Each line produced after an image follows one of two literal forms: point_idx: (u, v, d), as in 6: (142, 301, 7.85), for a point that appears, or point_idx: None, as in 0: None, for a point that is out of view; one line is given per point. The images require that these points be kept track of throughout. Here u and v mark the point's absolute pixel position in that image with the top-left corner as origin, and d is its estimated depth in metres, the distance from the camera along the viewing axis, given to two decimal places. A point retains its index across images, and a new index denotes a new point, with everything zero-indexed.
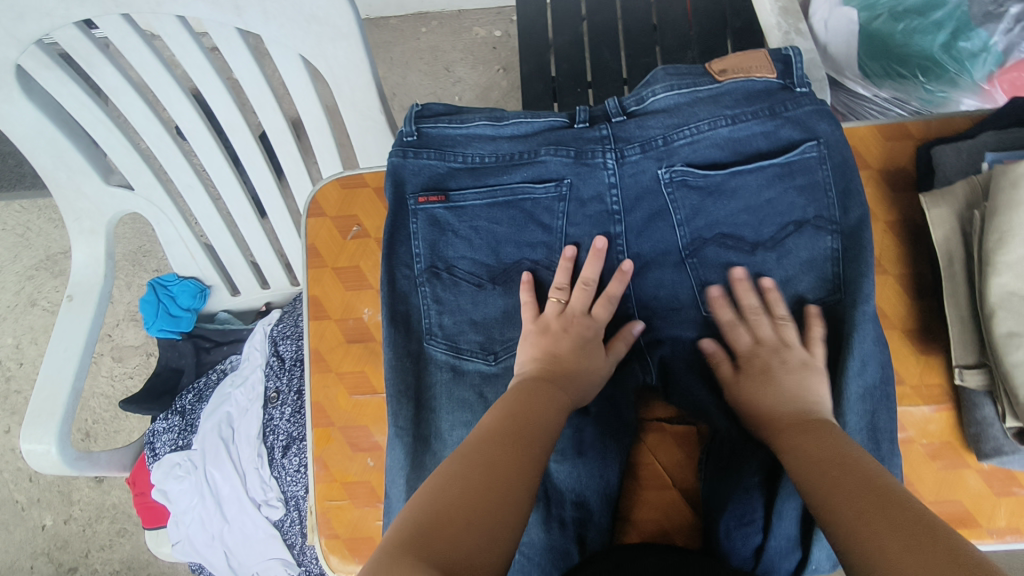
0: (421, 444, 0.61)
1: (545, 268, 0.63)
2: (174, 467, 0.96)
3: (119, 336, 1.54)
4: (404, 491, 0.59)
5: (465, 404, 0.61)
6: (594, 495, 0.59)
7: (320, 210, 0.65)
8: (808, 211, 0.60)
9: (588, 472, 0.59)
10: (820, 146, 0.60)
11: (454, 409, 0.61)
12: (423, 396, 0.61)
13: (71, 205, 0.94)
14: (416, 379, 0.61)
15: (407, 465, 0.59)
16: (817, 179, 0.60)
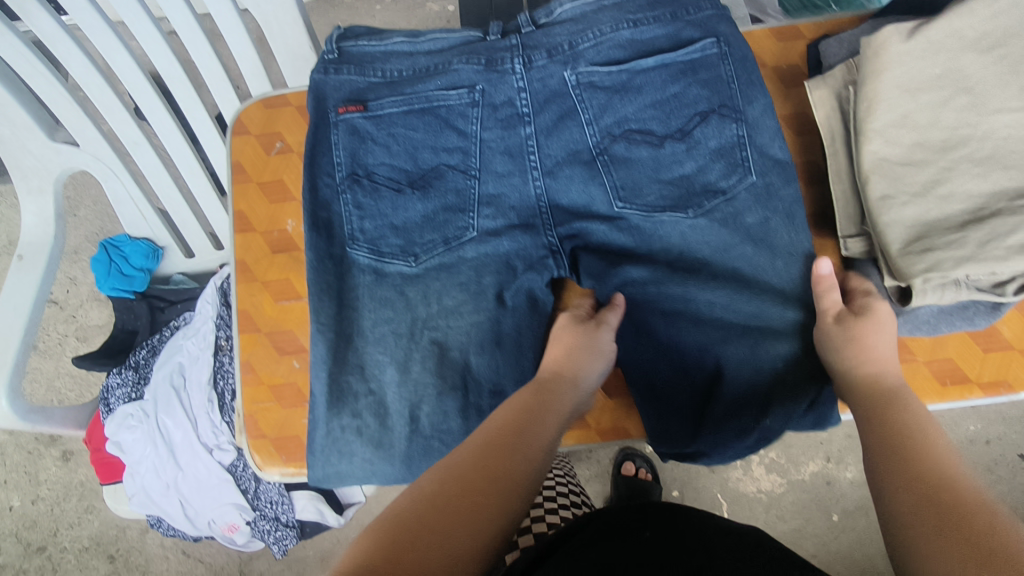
0: (343, 340, 0.64)
1: (461, 172, 0.65)
2: (127, 417, 0.98)
3: (83, 317, 1.54)
4: (326, 385, 0.62)
5: (387, 303, 0.64)
6: (510, 382, 0.64)
7: (244, 129, 0.67)
8: (713, 101, 0.62)
9: (506, 361, 0.65)
10: (720, 43, 0.63)
11: (375, 308, 0.64)
12: (345, 296, 0.64)
13: (18, 163, 0.95)
14: (337, 279, 0.64)
15: (328, 359, 0.62)
16: (719, 73, 0.63)
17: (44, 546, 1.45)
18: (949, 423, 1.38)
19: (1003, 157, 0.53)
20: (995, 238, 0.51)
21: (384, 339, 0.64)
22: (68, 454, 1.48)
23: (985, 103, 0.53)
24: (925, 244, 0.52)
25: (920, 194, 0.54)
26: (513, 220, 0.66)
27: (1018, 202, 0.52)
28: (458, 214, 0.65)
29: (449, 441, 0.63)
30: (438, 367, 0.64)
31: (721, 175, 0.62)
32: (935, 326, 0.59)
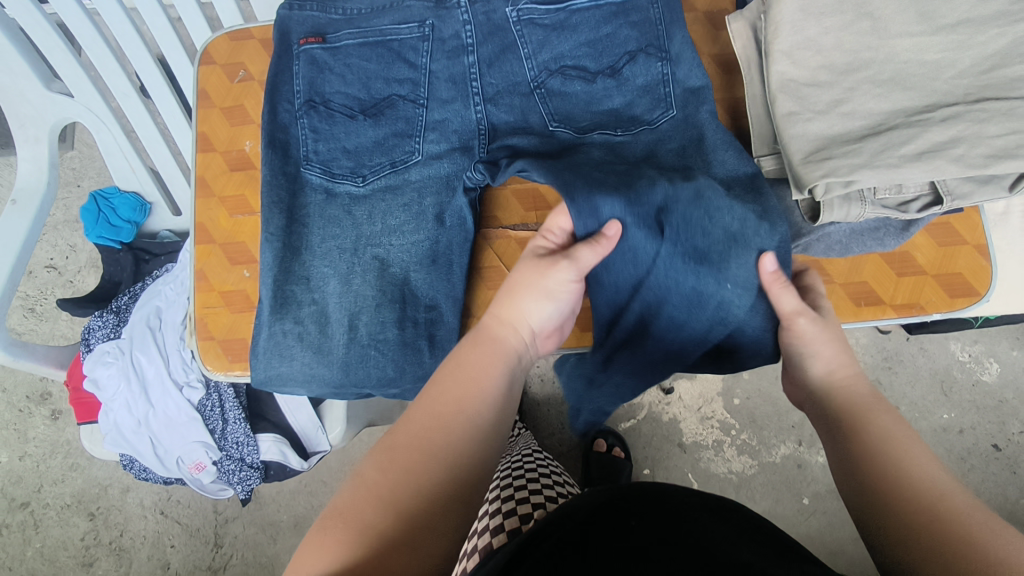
0: (291, 254, 0.65)
1: (409, 101, 0.69)
2: (103, 354, 1.02)
3: (80, 282, 1.60)
4: (271, 291, 0.64)
5: (336, 221, 0.67)
6: (443, 298, 0.66)
7: (210, 60, 0.72)
8: (639, 41, 0.66)
9: (440, 279, 0.67)
10: None
11: (325, 226, 0.66)
12: (296, 212, 0.66)
13: (15, 111, 1.02)
14: (290, 197, 0.66)
15: (273, 268, 0.64)
16: (647, 16, 0.67)
17: (27, 502, 1.48)
18: (922, 409, 1.38)
19: (903, 79, 0.57)
20: (890, 147, 0.54)
21: (330, 253, 0.66)
22: (57, 413, 1.53)
23: (885, 28, 0.57)
24: (824, 154, 0.56)
25: (824, 111, 0.57)
26: (456, 143, 0.68)
27: (915, 117, 0.55)
28: (406, 139, 0.68)
29: (385, 348, 0.65)
30: (378, 281, 0.66)
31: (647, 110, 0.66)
32: (847, 247, 0.61)
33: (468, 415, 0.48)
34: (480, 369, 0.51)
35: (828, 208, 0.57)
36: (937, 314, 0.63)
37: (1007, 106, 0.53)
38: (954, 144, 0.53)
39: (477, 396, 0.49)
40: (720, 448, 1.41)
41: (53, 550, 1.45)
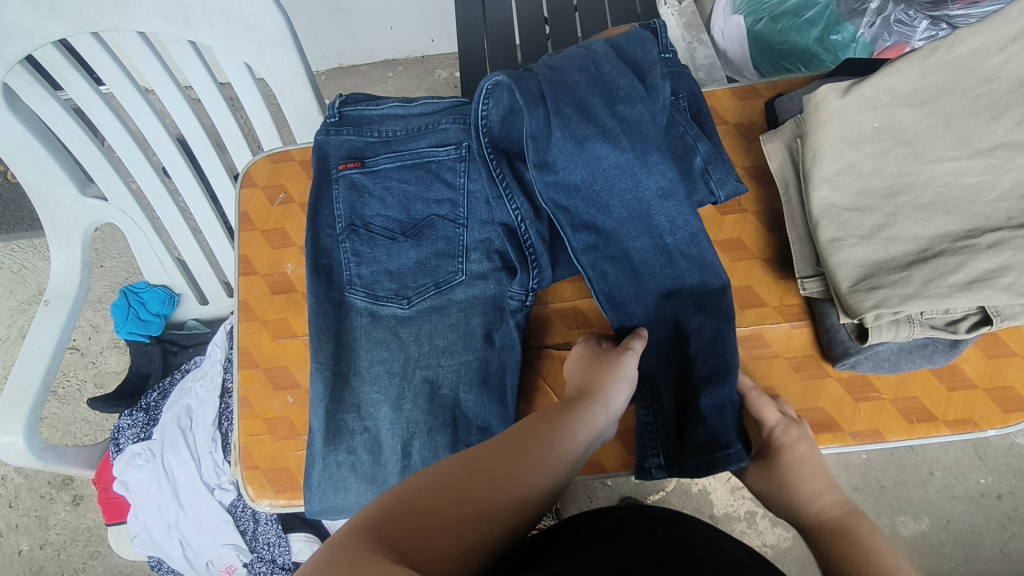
0: (341, 380, 0.66)
1: (450, 222, 0.69)
2: (134, 456, 1.01)
3: (102, 362, 1.60)
4: (324, 421, 0.64)
5: (383, 344, 0.67)
6: (496, 420, 0.64)
7: (252, 182, 0.74)
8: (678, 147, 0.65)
9: (489, 400, 0.65)
10: (682, 100, 0.67)
11: (372, 349, 0.67)
12: (343, 337, 0.67)
13: (50, 216, 1.04)
14: (336, 323, 0.67)
15: (325, 397, 0.64)
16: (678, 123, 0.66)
17: None
18: (957, 474, 1.35)
19: (944, 203, 0.57)
20: (938, 277, 0.54)
21: (379, 378, 0.66)
22: (79, 499, 1.51)
23: (923, 153, 0.58)
24: (872, 283, 0.56)
25: (868, 237, 0.57)
26: (498, 263, 0.68)
27: (960, 244, 0.55)
28: (448, 260, 0.68)
29: None
30: (428, 406, 0.65)
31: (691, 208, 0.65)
32: (896, 364, 0.61)
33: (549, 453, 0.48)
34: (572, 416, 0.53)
35: (877, 333, 0.57)
36: (992, 430, 0.61)
37: None
38: (1003, 273, 0.53)
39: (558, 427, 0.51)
40: (753, 520, 1.37)
41: None
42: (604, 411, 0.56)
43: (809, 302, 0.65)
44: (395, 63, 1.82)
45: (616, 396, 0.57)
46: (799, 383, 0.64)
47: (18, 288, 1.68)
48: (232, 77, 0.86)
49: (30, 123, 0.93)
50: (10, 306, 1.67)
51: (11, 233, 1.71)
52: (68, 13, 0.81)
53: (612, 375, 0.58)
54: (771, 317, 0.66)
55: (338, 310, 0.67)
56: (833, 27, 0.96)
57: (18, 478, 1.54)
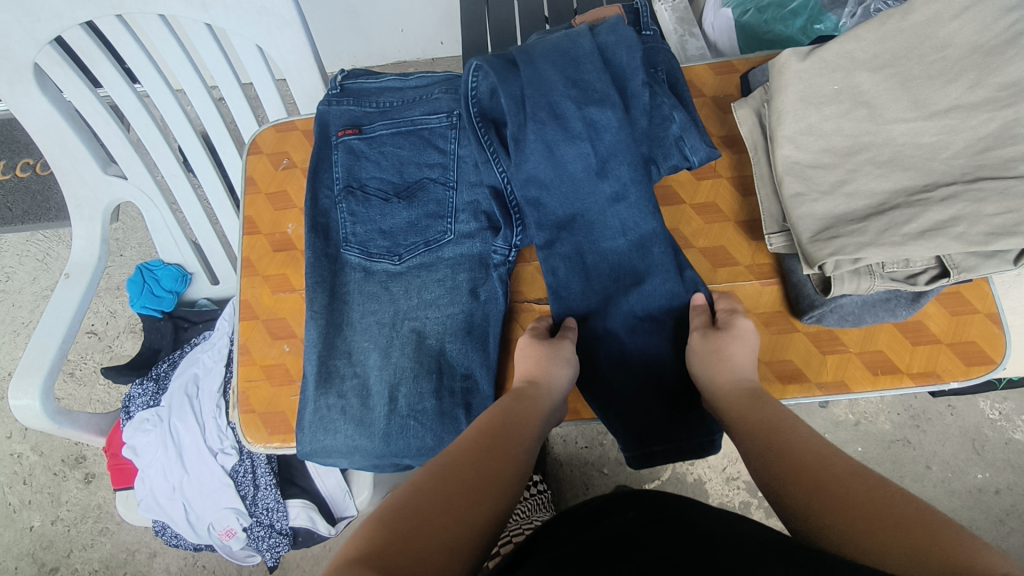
0: (334, 329, 0.70)
1: (440, 184, 0.74)
2: (143, 421, 1.06)
3: (118, 346, 1.66)
4: (316, 366, 0.68)
5: (374, 297, 0.71)
6: (478, 367, 0.68)
7: (259, 149, 0.79)
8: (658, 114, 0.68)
9: (473, 349, 0.69)
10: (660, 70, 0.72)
11: (364, 302, 0.71)
12: (337, 289, 0.71)
13: (74, 193, 1.10)
14: (332, 276, 0.71)
15: (318, 344, 0.69)
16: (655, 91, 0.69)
17: (57, 567, 1.50)
18: (954, 468, 1.35)
19: (902, 160, 0.60)
20: (893, 227, 0.57)
21: (370, 328, 0.70)
22: (90, 477, 1.56)
23: (882, 114, 0.61)
24: (832, 232, 0.59)
25: (829, 192, 0.61)
26: (485, 223, 0.72)
27: (916, 197, 0.58)
28: (438, 220, 0.73)
29: (423, 419, 0.67)
30: (415, 353, 0.69)
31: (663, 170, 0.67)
32: (860, 318, 0.63)
33: (513, 451, 0.54)
34: (523, 418, 0.58)
35: (838, 283, 0.60)
36: (954, 382, 0.64)
37: (1004, 185, 0.55)
38: (955, 222, 0.56)
39: (514, 431, 0.56)
40: (748, 510, 1.38)
41: None
42: (548, 391, 0.62)
43: (778, 261, 0.68)
44: (406, 65, 1.90)
45: (560, 375, 0.63)
46: (769, 337, 0.67)
47: (42, 275, 1.76)
48: (244, 58, 0.92)
49: (58, 103, 1.00)
50: (33, 292, 1.75)
51: (37, 223, 1.79)
52: None
53: (552, 358, 0.63)
54: (742, 275, 0.69)
55: (334, 265, 0.72)
56: (816, 17, 1.00)
57: (34, 457, 1.59)
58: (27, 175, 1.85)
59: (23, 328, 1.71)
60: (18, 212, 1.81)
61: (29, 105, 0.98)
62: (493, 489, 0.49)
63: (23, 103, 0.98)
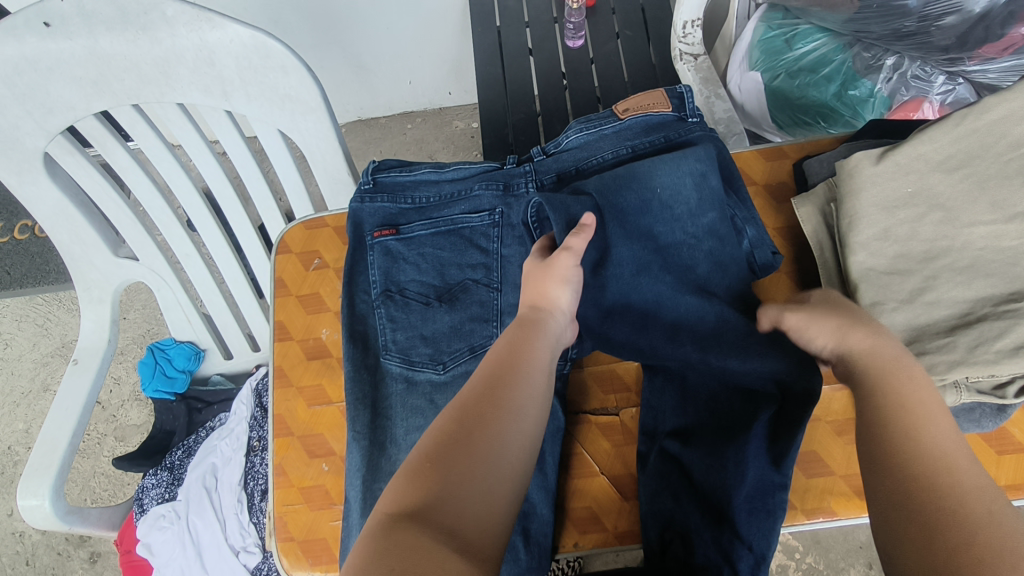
0: (377, 449, 0.66)
1: (484, 286, 0.70)
2: (158, 518, 1.00)
3: (123, 416, 1.60)
4: (360, 492, 0.64)
5: (418, 411, 0.67)
6: (535, 490, 0.63)
7: (287, 248, 0.75)
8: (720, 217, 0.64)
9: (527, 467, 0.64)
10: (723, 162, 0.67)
11: (408, 417, 0.66)
12: (379, 404, 0.67)
13: (83, 276, 1.06)
14: (373, 390, 0.67)
15: (363, 467, 0.64)
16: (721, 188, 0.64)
17: None
18: None
19: (983, 266, 0.56)
20: (984, 342, 0.53)
21: (416, 447, 0.66)
22: (96, 556, 1.49)
23: (958, 217, 0.58)
24: (916, 348, 0.55)
25: (908, 301, 0.57)
26: None
27: (1003, 307, 0.54)
28: (483, 324, 0.68)
29: None
30: None
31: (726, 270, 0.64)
32: None
33: (525, 372, 0.51)
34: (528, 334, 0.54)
35: None
36: None
37: None
38: None
39: (520, 350, 0.53)
40: None
41: None
42: (551, 314, 0.57)
43: None
44: (412, 114, 1.87)
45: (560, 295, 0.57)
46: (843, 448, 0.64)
47: (43, 341, 1.70)
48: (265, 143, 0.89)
49: (69, 190, 0.96)
50: (33, 359, 1.69)
51: (37, 286, 1.74)
52: (111, 86, 0.84)
53: (550, 276, 0.57)
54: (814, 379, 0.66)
55: (373, 378, 0.67)
56: (851, 82, 0.96)
57: (36, 535, 1.52)
58: (25, 237, 1.80)
59: (23, 399, 1.65)
60: (17, 275, 1.75)
61: (38, 195, 0.94)
62: (509, 422, 0.47)
63: (33, 193, 0.93)
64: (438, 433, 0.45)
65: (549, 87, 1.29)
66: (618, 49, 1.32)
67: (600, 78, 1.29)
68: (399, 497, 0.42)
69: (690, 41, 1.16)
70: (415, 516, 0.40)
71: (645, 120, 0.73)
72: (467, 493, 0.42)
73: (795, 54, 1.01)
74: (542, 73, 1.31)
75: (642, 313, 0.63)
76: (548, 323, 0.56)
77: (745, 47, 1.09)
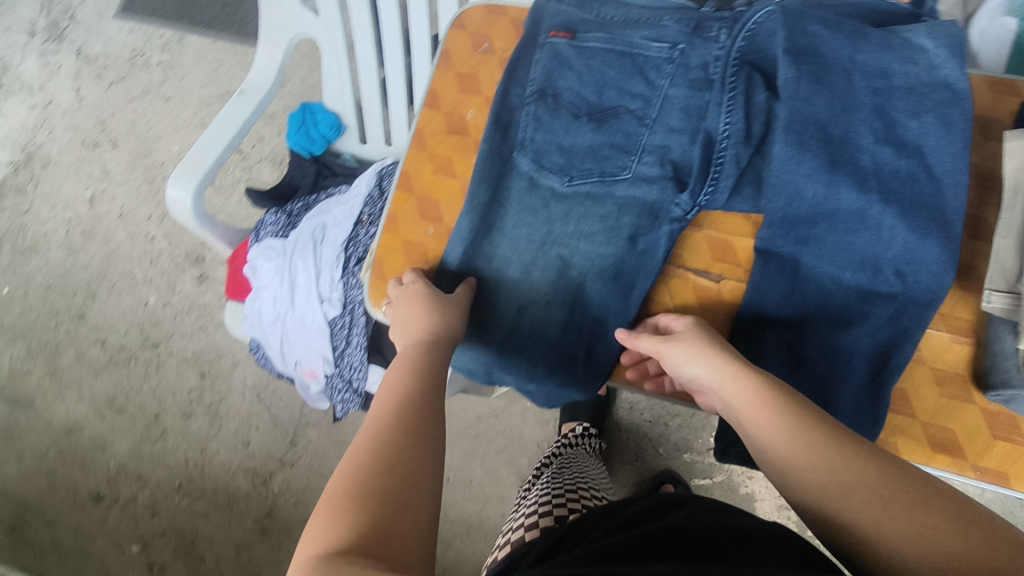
0: (484, 231, 0.69)
1: (635, 117, 0.68)
2: (269, 248, 1.13)
3: (257, 172, 1.76)
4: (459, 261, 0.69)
5: (531, 212, 0.69)
6: (614, 316, 0.66)
7: (463, 24, 0.77)
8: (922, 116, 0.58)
9: (614, 295, 0.66)
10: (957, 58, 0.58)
11: (521, 214, 0.69)
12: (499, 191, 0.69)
13: (270, 15, 1.14)
14: (498, 177, 0.69)
15: (467, 241, 0.69)
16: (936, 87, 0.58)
17: (158, 344, 1.68)
18: None
19: None
20: None
21: (518, 243, 0.69)
22: (204, 278, 1.71)
23: None
24: None
25: None
26: (670, 173, 0.65)
27: None
28: (621, 154, 0.67)
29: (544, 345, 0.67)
30: (555, 282, 0.67)
31: (899, 179, 0.58)
32: None
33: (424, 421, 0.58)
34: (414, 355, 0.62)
35: None
36: None
37: None
38: None
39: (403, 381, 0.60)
40: None
41: (164, 393, 1.63)
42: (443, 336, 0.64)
43: (981, 321, 0.60)
44: None
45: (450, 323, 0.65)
46: (936, 398, 0.60)
47: (211, 84, 1.87)
48: None
49: None
50: (200, 97, 1.86)
51: (220, 32, 1.89)
52: None
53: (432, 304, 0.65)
54: (935, 322, 0.61)
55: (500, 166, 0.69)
56: None
57: (164, 243, 1.76)
58: None
59: (183, 127, 1.84)
60: (207, 17, 1.91)
61: None
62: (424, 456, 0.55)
63: None
64: (351, 485, 0.51)
65: None
66: None
67: None
68: (332, 536, 0.47)
69: None
70: (349, 545, 0.47)
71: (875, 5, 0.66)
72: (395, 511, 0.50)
73: None
74: None
75: (800, 201, 0.60)
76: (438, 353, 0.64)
77: None
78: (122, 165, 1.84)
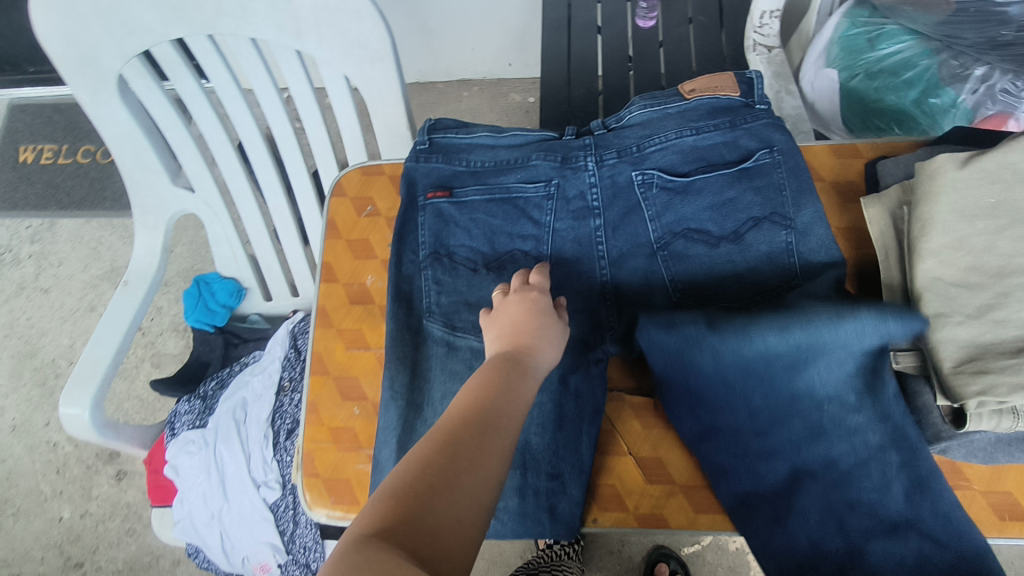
0: (414, 410, 0.66)
1: (532, 257, 0.69)
2: (187, 443, 1.04)
3: (161, 344, 1.66)
4: (394, 450, 0.64)
5: (456, 377, 0.66)
6: (569, 468, 0.63)
7: (342, 191, 0.76)
8: (764, 209, 0.65)
9: (564, 444, 0.64)
10: (774, 152, 0.67)
11: (446, 380, 0.66)
12: (419, 366, 0.67)
13: (140, 201, 1.09)
14: (413, 351, 0.67)
15: (399, 427, 0.65)
16: (772, 180, 0.66)
17: (82, 562, 1.49)
18: None
19: None
20: None
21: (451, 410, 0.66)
22: (122, 474, 1.56)
23: None
24: (979, 366, 0.52)
25: (975, 316, 0.54)
26: (582, 306, 0.67)
27: None
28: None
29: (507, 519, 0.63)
30: None
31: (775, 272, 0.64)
32: (991, 455, 0.58)
33: (509, 404, 0.50)
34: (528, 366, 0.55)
35: (977, 421, 0.53)
36: None
37: None
38: None
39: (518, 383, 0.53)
40: None
41: None
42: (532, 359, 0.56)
43: None
44: (469, 83, 1.85)
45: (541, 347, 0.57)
46: None
47: (93, 264, 1.77)
48: (330, 88, 0.90)
49: (136, 112, 0.98)
50: (83, 279, 1.75)
51: (93, 209, 1.81)
52: (190, 13, 0.85)
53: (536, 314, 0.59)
54: None
55: (417, 337, 0.68)
56: (932, 90, 0.92)
57: (69, 447, 1.60)
58: (87, 162, 1.87)
59: (69, 315, 1.72)
60: (75, 197, 1.83)
61: (109, 115, 0.97)
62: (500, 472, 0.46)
63: (104, 113, 0.97)
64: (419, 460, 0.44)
65: (615, 66, 1.27)
66: (691, 34, 1.28)
67: (667, 63, 1.26)
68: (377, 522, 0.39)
69: (765, 32, 1.14)
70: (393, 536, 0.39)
71: (711, 103, 0.70)
72: (454, 519, 0.42)
73: (878, 54, 0.96)
74: (609, 51, 1.28)
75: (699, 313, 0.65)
76: (533, 372, 0.55)
77: (824, 42, 1.04)
78: (6, 372, 1.68)
